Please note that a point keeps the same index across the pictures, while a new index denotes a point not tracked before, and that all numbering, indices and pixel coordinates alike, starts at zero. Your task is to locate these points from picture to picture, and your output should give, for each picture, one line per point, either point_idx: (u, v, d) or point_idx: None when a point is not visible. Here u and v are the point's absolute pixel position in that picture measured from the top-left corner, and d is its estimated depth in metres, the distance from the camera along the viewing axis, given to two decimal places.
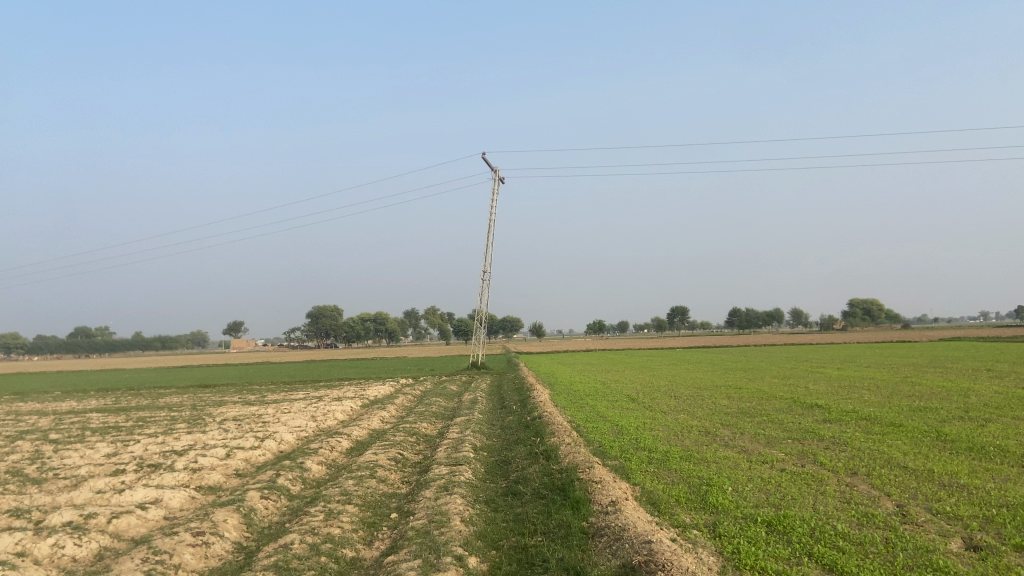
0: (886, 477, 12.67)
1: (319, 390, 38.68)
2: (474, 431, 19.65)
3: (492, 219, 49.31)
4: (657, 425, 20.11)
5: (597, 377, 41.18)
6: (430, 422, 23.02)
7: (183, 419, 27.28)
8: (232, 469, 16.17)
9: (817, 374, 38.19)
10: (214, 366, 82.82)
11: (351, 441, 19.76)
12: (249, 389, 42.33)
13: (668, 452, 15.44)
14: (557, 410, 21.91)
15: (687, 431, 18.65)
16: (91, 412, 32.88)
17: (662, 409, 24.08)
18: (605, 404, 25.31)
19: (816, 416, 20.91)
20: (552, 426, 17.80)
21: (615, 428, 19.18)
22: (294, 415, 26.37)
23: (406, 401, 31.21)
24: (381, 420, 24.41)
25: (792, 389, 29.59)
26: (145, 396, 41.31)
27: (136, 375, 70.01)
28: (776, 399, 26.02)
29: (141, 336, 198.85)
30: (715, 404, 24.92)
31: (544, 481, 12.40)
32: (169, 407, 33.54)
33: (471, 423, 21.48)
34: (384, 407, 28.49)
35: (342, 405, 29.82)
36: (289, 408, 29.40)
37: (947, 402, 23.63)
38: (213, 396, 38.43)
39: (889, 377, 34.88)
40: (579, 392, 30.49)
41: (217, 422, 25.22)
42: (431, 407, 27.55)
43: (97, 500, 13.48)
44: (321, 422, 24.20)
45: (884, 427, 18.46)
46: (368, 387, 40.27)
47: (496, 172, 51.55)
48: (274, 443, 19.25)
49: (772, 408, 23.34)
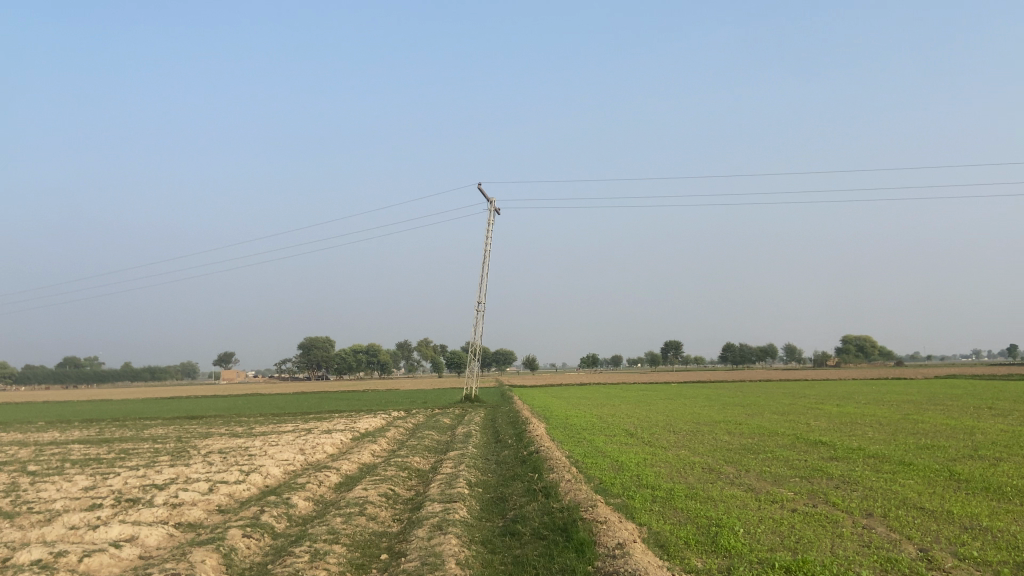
0: (905, 519, 12.03)
1: (309, 423, 37.80)
2: (468, 467, 18.88)
3: (487, 250, 48.98)
4: (659, 461, 19.41)
5: (593, 411, 40.43)
6: (423, 457, 22.22)
7: (167, 452, 26.37)
8: (214, 505, 15.41)
9: (817, 411, 37.56)
10: (203, 398, 81.52)
11: (341, 475, 19.02)
12: (237, 421, 41.42)
13: (672, 489, 14.78)
14: (554, 445, 21.21)
15: (690, 468, 17.97)
16: (73, 443, 31.89)
17: (663, 444, 23.38)
18: (604, 439, 24.59)
19: (821, 453, 20.25)
20: (550, 461, 17.09)
21: (615, 464, 18.53)
22: (283, 448, 25.57)
23: (397, 434, 30.44)
24: (372, 454, 23.59)
25: (794, 426, 28.93)
26: (129, 428, 40.25)
27: (123, 406, 68.72)
28: (779, 435, 25.36)
29: (131, 367, 196.81)
30: (716, 440, 24.24)
31: (544, 520, 11.70)
32: (153, 439, 32.55)
33: (465, 458, 20.71)
34: (376, 440, 27.67)
35: (332, 438, 28.97)
36: (277, 441, 28.52)
37: (955, 440, 23.03)
38: (200, 428, 37.45)
39: (890, 414, 34.32)
40: (576, 426, 29.75)
41: (202, 455, 24.35)
42: (423, 441, 26.73)
43: (70, 537, 12.71)
44: (309, 455, 23.42)
45: (893, 465, 17.84)
46: (359, 419, 39.39)
47: (493, 204, 51.37)
48: (260, 477, 18.46)
49: (775, 444, 22.67)
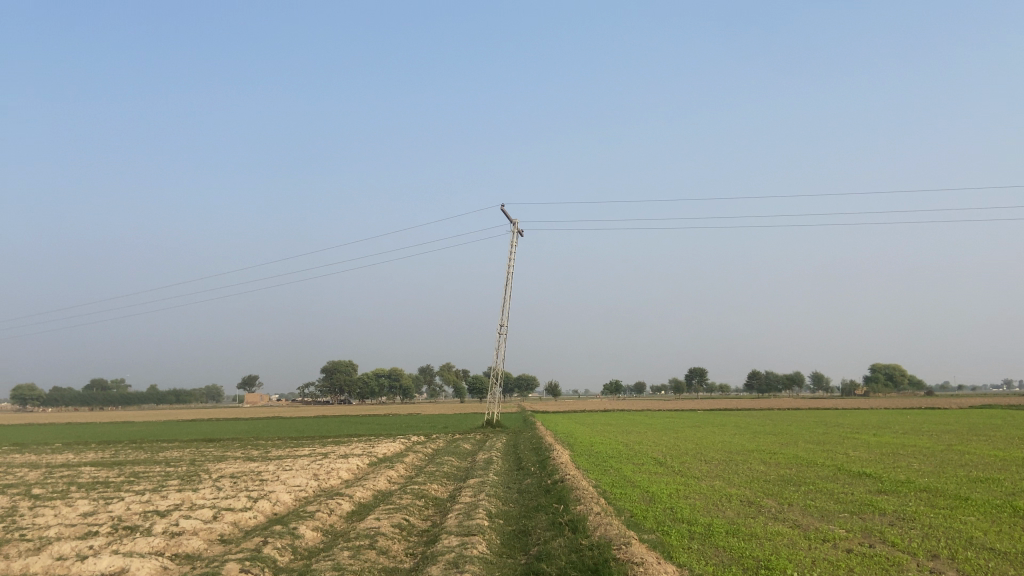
0: (977, 562, 10.70)
1: (326, 447, 36.82)
2: (488, 495, 17.74)
3: (510, 271, 48.04)
4: (692, 492, 18.14)
5: (618, 438, 38.99)
6: (440, 484, 21.14)
7: (178, 475, 25.50)
8: (216, 535, 14.39)
9: (854, 440, 35.83)
10: (223, 421, 80.88)
11: (354, 503, 17.93)
12: (254, 444, 40.65)
13: (711, 525, 13.51)
14: (580, 473, 19.98)
15: (728, 500, 16.70)
16: (84, 465, 31.12)
17: (694, 474, 22.09)
18: (631, 468, 23.29)
19: (867, 486, 18.83)
20: (577, 491, 15.91)
21: (646, 495, 17.30)
22: (295, 473, 24.54)
23: (416, 460, 29.34)
24: (388, 480, 22.55)
25: (832, 455, 27.39)
26: (144, 450, 39.45)
27: (144, 428, 68.30)
28: (818, 465, 23.89)
29: (157, 390, 198.49)
30: (752, 470, 22.85)
31: (572, 559, 10.54)
32: (165, 461, 31.70)
33: (485, 485, 19.60)
34: (393, 466, 26.60)
35: (347, 462, 27.90)
36: (291, 465, 27.53)
37: (1010, 472, 21.38)
38: (215, 451, 36.57)
39: (933, 444, 32.64)
40: (601, 453, 28.42)
41: (213, 479, 23.46)
42: (442, 467, 25.68)
43: (55, 569, 11.74)
44: (322, 480, 22.38)
45: (950, 500, 16.37)
46: (377, 444, 38.26)
47: (516, 225, 50.55)
48: (268, 504, 17.43)
49: (816, 476, 21.26)
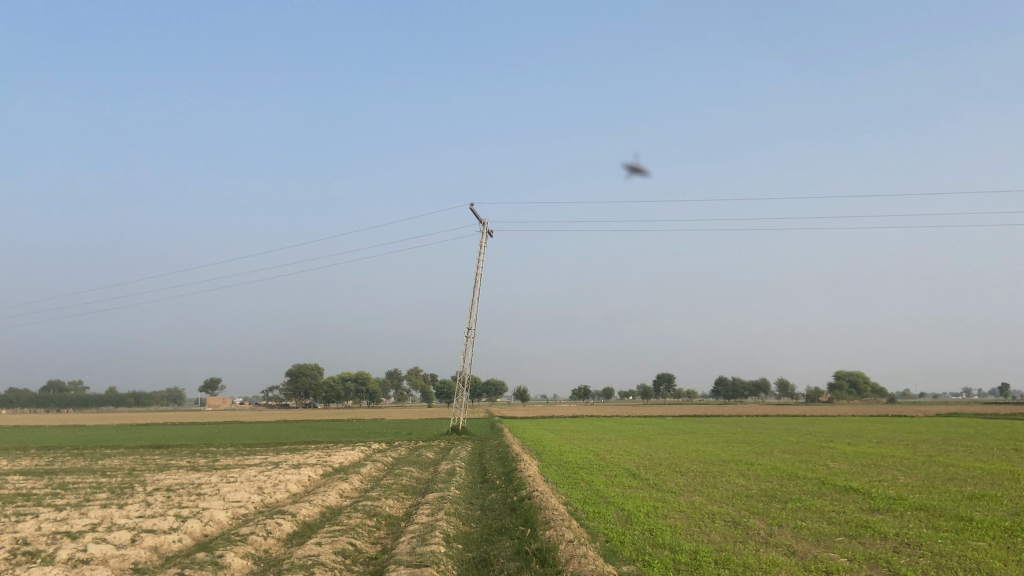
0: None
1: (280, 455, 34.53)
2: (448, 514, 15.97)
3: (479, 274, 46.28)
4: (672, 510, 16.60)
5: (588, 446, 37.35)
6: (396, 500, 19.28)
7: (108, 487, 23.19)
8: (128, 564, 12.34)
9: (831, 449, 34.59)
10: (178, 424, 77.48)
11: (296, 523, 15.99)
12: (204, 451, 38.24)
13: (697, 553, 11.95)
14: (549, 489, 18.28)
15: (711, 520, 15.21)
16: (11, 474, 28.52)
17: (671, 488, 20.58)
18: (604, 481, 21.68)
19: (858, 503, 17.53)
20: (545, 512, 14.22)
21: (621, 514, 15.70)
22: (238, 486, 22.38)
23: (373, 470, 27.38)
24: (339, 495, 20.59)
25: (813, 467, 26.09)
26: (84, 457, 36.72)
27: (92, 433, 65.08)
28: (801, 478, 22.58)
29: (116, 392, 192.87)
30: (732, 484, 21.47)
31: None
32: (102, 471, 29.19)
33: (444, 502, 17.80)
34: (347, 478, 24.56)
35: (298, 473, 25.74)
36: (236, 476, 25.31)
37: (1001, 488, 20.27)
38: (160, 459, 34.05)
39: (912, 455, 31.57)
40: (571, 464, 26.77)
41: (145, 492, 21.27)
42: (400, 479, 23.71)
43: None
44: (266, 495, 20.32)
45: (952, 522, 15.10)
46: (335, 452, 36.01)
47: (485, 226, 48.85)
48: (198, 525, 15.43)
49: (801, 490, 19.94)
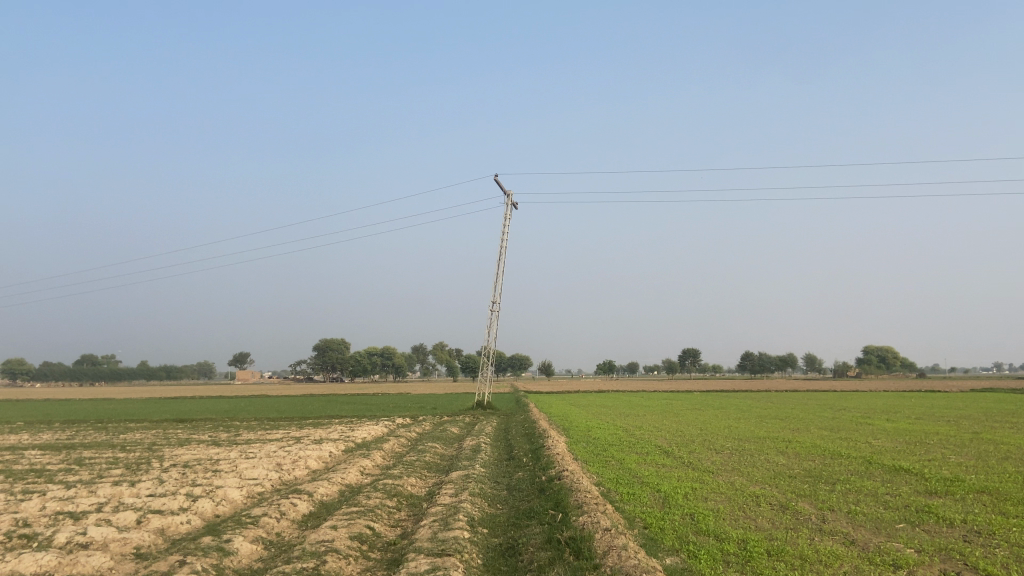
0: None
1: (301, 430, 33.86)
2: (472, 495, 15.00)
3: (502, 247, 45.07)
4: (711, 492, 15.49)
5: (616, 422, 36.23)
6: (419, 478, 18.35)
7: (124, 463, 22.58)
8: (130, 548, 11.57)
9: (870, 426, 33.15)
10: (205, 398, 77.67)
11: (312, 503, 15.11)
12: (226, 425, 37.87)
13: (747, 542, 10.78)
14: (580, 468, 17.23)
15: (755, 504, 14.07)
16: (30, 449, 28.11)
17: (708, 467, 19.46)
18: (635, 459, 20.59)
19: (912, 485, 16.27)
20: (576, 494, 13.15)
21: (657, 496, 14.63)
22: (255, 462, 21.60)
23: (395, 446, 26.55)
24: (359, 472, 19.73)
25: (854, 445, 24.78)
26: (106, 431, 36.34)
27: (119, 406, 65.36)
28: (845, 457, 21.32)
29: (147, 366, 196.13)
30: (772, 463, 20.28)
31: None
32: (121, 445, 28.66)
33: (468, 481, 16.84)
34: (368, 454, 23.72)
35: (318, 449, 24.97)
36: (254, 452, 24.57)
37: None
38: (181, 433, 33.53)
39: (957, 432, 30.07)
40: (600, 441, 25.66)
41: (162, 469, 20.60)
42: (423, 456, 22.85)
43: None
44: (284, 472, 19.55)
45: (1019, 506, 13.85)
46: (357, 426, 35.26)
47: (509, 198, 47.58)
48: (209, 505, 14.65)
49: (846, 470, 18.73)
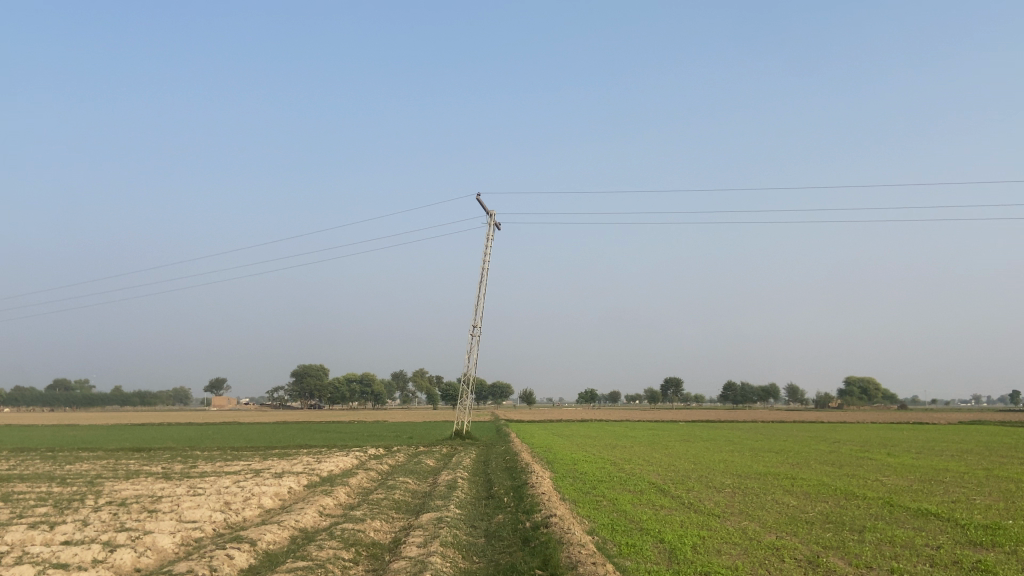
0: None
1: (264, 462, 31.23)
2: (444, 545, 12.69)
3: (485, 270, 43.05)
4: (721, 542, 13.33)
5: (604, 455, 33.99)
6: (384, 523, 15.93)
7: (53, 500, 19.97)
8: None
9: (873, 461, 31.14)
10: (173, 426, 74.17)
11: (254, 554, 12.72)
12: (184, 456, 35.02)
13: None
14: (569, 512, 14.95)
15: (779, 559, 11.90)
16: None
17: (714, 510, 17.27)
18: (630, 499, 18.39)
19: (952, 535, 14.18)
20: (566, 549, 10.85)
21: (661, 548, 12.45)
22: (200, 500, 19.07)
23: (362, 481, 24.09)
24: (318, 514, 17.29)
25: (865, 484, 22.73)
26: (53, 461, 33.41)
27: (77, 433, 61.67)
28: (861, 498, 19.28)
29: (121, 391, 191.27)
30: (783, 505, 18.15)
31: None
32: (59, 478, 25.91)
33: (440, 526, 14.51)
34: (331, 491, 21.25)
35: (275, 485, 22.45)
36: (202, 488, 22.03)
37: None
38: (132, 464, 30.80)
39: (967, 469, 28.17)
40: (589, 477, 23.40)
41: (91, 508, 17.99)
42: (391, 493, 20.45)
43: None
44: (232, 513, 17.08)
45: None
46: (326, 458, 32.67)
47: (492, 217, 45.61)
48: (130, 557, 12.21)
49: (869, 515, 16.63)
